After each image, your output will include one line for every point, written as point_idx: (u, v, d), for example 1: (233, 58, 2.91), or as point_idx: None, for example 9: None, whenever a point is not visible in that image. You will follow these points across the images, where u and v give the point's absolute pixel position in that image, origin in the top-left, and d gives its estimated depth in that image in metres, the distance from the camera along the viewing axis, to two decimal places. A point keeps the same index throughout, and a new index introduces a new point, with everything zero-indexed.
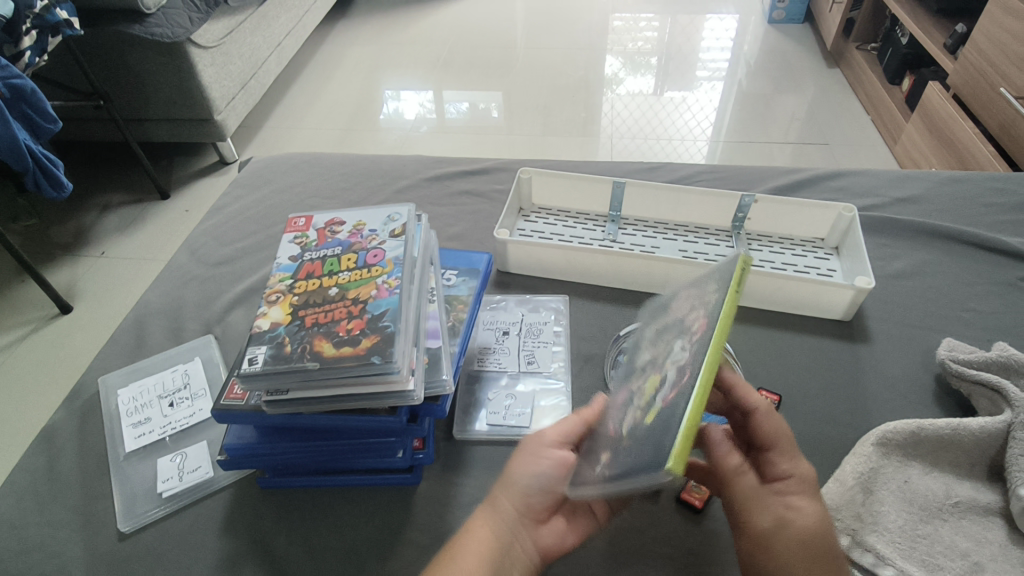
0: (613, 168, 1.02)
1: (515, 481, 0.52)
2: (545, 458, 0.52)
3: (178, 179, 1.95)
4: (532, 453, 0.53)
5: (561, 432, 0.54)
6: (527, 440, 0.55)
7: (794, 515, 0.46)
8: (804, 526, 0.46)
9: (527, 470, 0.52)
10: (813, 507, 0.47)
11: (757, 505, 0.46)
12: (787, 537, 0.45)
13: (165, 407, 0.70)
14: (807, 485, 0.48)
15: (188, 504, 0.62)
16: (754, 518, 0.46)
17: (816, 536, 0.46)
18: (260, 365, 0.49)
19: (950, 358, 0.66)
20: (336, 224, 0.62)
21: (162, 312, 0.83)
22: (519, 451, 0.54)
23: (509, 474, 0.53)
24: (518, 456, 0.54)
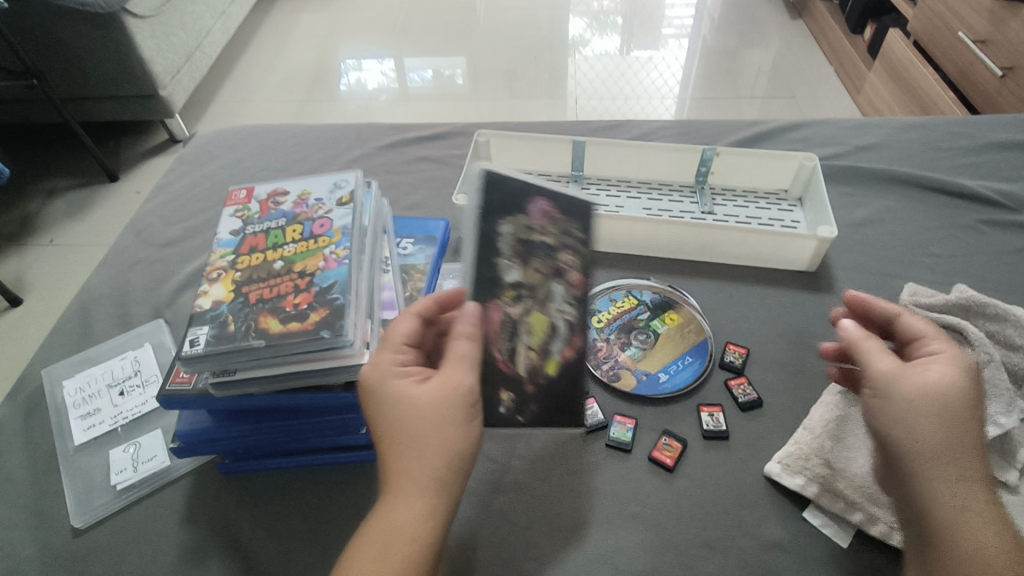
0: (574, 127, 0.99)
1: (435, 453, 0.45)
2: (461, 421, 0.46)
3: (127, 160, 1.86)
4: (440, 421, 0.45)
5: (449, 379, 0.47)
6: (405, 406, 0.46)
7: (952, 376, 0.49)
8: (960, 386, 0.48)
9: (449, 438, 0.45)
10: (949, 376, 0.49)
11: (905, 368, 0.50)
12: (947, 396, 0.48)
13: (115, 396, 0.67)
14: (954, 362, 0.50)
15: (144, 495, 0.59)
16: (901, 381, 0.49)
17: (966, 401, 0.47)
18: (203, 346, 0.46)
19: (912, 304, 0.66)
20: (279, 194, 0.58)
21: (107, 298, 0.78)
22: (399, 419, 0.45)
23: (404, 450, 0.45)
24: (407, 428, 0.45)
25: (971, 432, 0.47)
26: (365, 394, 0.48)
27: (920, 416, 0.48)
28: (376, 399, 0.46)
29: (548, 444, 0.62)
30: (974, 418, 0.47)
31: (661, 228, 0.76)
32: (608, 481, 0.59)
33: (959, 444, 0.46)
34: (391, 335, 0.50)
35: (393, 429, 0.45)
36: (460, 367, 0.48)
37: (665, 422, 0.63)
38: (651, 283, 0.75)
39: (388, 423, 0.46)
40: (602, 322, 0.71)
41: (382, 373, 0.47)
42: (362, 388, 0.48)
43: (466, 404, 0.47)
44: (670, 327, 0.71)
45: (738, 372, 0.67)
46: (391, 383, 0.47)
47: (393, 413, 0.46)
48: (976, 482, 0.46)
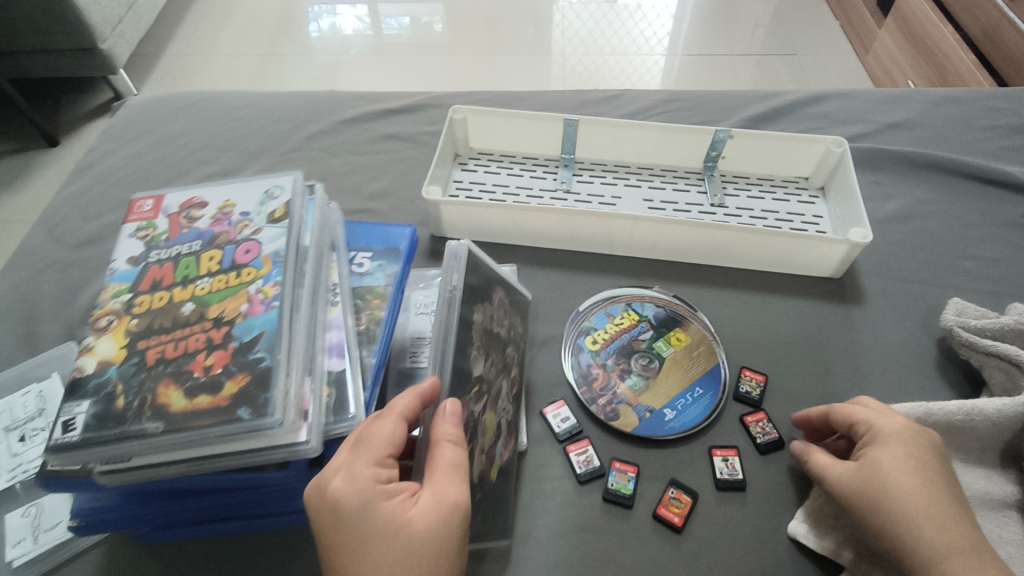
0: (565, 99, 0.86)
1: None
2: (454, 553, 0.37)
3: (67, 122, 1.68)
4: (430, 559, 0.36)
5: (440, 497, 0.37)
6: (389, 537, 0.36)
7: (894, 462, 0.45)
8: (901, 473, 0.45)
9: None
10: (893, 459, 0.45)
11: (844, 469, 0.47)
12: (889, 491, 0.44)
13: (15, 442, 0.55)
14: (898, 439, 0.47)
15: (45, 574, 0.49)
16: (845, 489, 0.46)
17: (918, 489, 0.44)
18: (79, 433, 0.35)
19: (959, 325, 0.57)
20: (195, 206, 0.46)
21: (11, 312, 0.66)
22: (377, 557, 0.36)
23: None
24: (386, 569, 0.35)
25: (933, 517, 0.43)
26: (329, 515, 0.37)
27: (875, 518, 0.45)
28: (346, 527, 0.36)
29: (534, 498, 0.53)
30: (927, 502, 0.43)
31: (666, 228, 0.65)
32: (603, 544, 0.50)
33: (923, 532, 0.42)
34: (366, 436, 0.39)
35: (367, 572, 0.35)
36: (454, 479, 0.38)
37: (671, 468, 0.54)
38: (654, 293, 0.65)
39: (361, 560, 0.36)
40: (598, 344, 0.61)
41: (359, 491, 0.37)
42: (323, 509, 0.37)
43: (461, 529, 0.37)
44: (676, 351, 0.60)
45: (756, 405, 0.57)
46: (373, 505, 0.36)
47: (370, 547, 0.36)
48: (965, 562, 0.41)
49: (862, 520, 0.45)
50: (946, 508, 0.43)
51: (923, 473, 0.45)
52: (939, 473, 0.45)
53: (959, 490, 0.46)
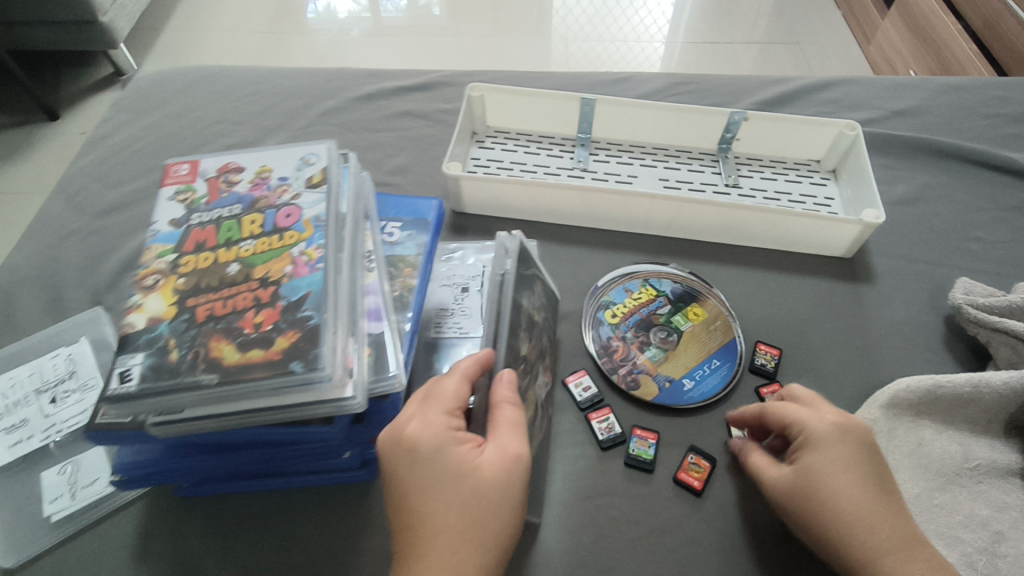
0: (580, 79, 0.87)
1: (486, 544, 0.38)
2: (517, 504, 0.40)
3: (67, 96, 1.66)
4: (495, 504, 0.39)
5: (505, 449, 0.40)
6: (460, 480, 0.38)
7: (824, 465, 0.45)
8: (830, 477, 0.44)
9: (499, 527, 0.39)
10: (817, 462, 0.45)
11: (777, 475, 0.47)
12: (819, 495, 0.44)
13: (46, 403, 0.57)
14: (826, 439, 0.46)
15: (84, 528, 0.51)
16: (779, 495, 0.46)
17: (849, 493, 0.44)
18: (136, 384, 0.36)
19: (968, 303, 0.59)
20: (232, 170, 0.46)
21: (35, 278, 0.66)
22: (447, 498, 0.38)
23: (445, 537, 0.37)
24: (455, 510, 0.38)
25: (863, 517, 0.43)
26: (404, 456, 0.39)
27: (809, 523, 0.45)
28: (419, 469, 0.39)
29: (559, 463, 0.54)
30: (856, 503, 0.43)
31: (684, 207, 0.66)
32: (626, 506, 0.52)
33: (853, 533, 0.43)
34: (434, 391, 0.42)
35: (440, 510, 0.38)
36: (517, 436, 0.41)
37: (690, 436, 0.56)
38: (671, 269, 0.66)
39: (432, 499, 0.38)
40: (617, 317, 0.63)
41: (432, 436, 0.39)
42: (398, 451, 0.40)
43: (523, 482, 0.40)
44: (693, 325, 0.62)
45: (771, 377, 0.59)
46: (445, 449, 0.39)
47: (442, 487, 0.38)
48: (897, 560, 0.41)
49: (798, 520, 0.46)
50: (876, 507, 0.43)
51: (853, 473, 0.44)
52: (872, 469, 0.45)
53: (893, 484, 0.45)
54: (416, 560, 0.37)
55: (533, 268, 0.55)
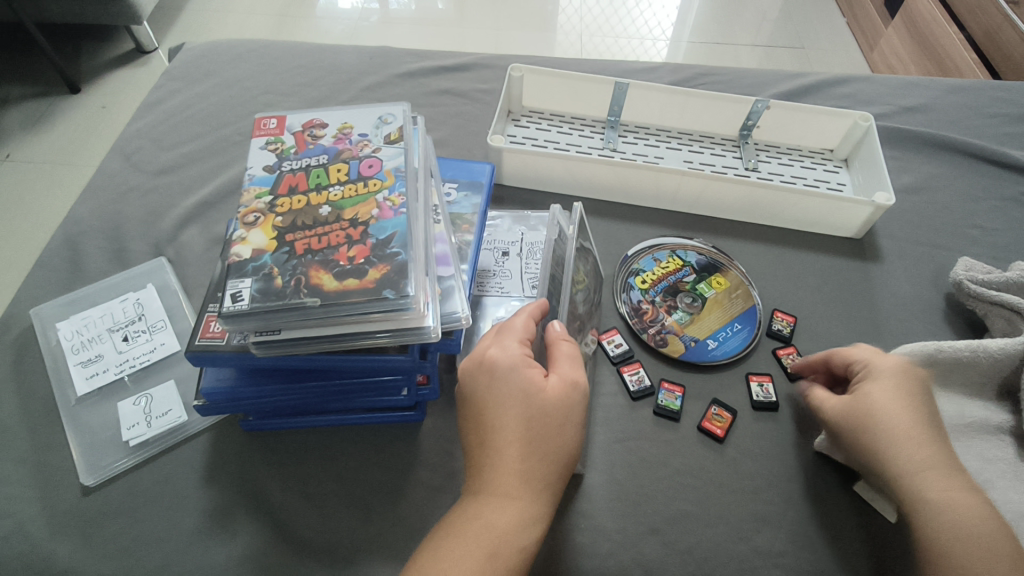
0: (609, 66, 0.92)
1: (550, 455, 0.44)
2: (576, 423, 0.46)
3: (88, 70, 1.68)
4: (559, 421, 0.45)
5: (566, 377, 0.47)
6: (530, 397, 0.44)
7: (881, 392, 0.52)
8: (886, 404, 0.51)
9: (561, 442, 0.45)
10: (888, 389, 0.52)
11: (835, 403, 0.54)
12: (869, 417, 0.51)
13: (119, 341, 0.61)
14: (888, 372, 0.53)
15: (159, 453, 0.55)
16: (835, 419, 0.53)
17: (893, 414, 0.50)
18: (247, 303, 0.41)
19: (968, 278, 0.65)
20: (316, 126, 0.51)
21: (99, 229, 0.70)
22: (518, 413, 0.44)
23: (515, 447, 0.43)
24: (525, 423, 0.44)
25: (910, 437, 0.49)
26: (482, 376, 0.46)
27: (860, 439, 0.51)
28: (496, 386, 0.45)
29: (594, 410, 0.59)
30: (905, 425, 0.49)
31: (711, 184, 0.72)
32: (655, 450, 0.57)
33: (896, 447, 0.49)
34: (507, 325, 0.48)
35: (516, 421, 0.44)
36: (575, 366, 0.48)
37: (713, 390, 0.61)
38: (696, 243, 0.71)
39: (505, 414, 0.44)
40: (646, 284, 0.68)
41: (509, 359, 0.46)
42: (478, 373, 0.46)
43: (581, 405, 0.47)
44: (716, 292, 0.67)
45: (787, 341, 0.65)
46: (518, 371, 0.45)
47: (518, 401, 0.44)
48: (931, 475, 0.47)
49: (850, 440, 0.52)
50: (925, 432, 0.49)
51: (905, 403, 0.51)
52: (927, 404, 0.51)
53: (943, 423, 0.51)
54: (491, 466, 0.43)
55: (586, 240, 0.62)
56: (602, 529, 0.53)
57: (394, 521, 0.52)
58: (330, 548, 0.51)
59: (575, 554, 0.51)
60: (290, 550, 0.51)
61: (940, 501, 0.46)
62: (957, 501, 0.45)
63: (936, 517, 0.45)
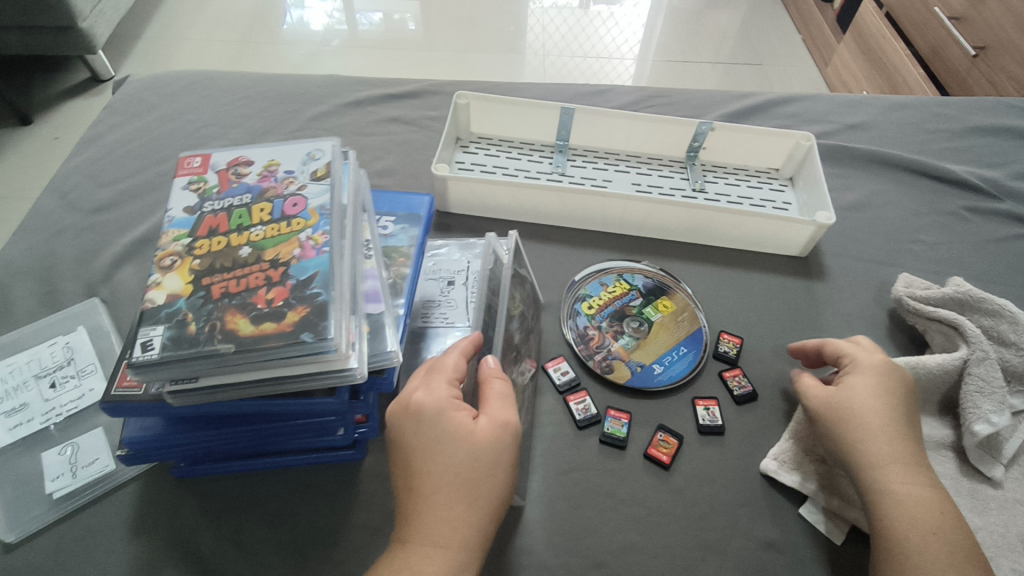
0: (557, 91, 0.92)
1: (479, 500, 0.43)
2: (508, 465, 0.45)
3: (41, 101, 1.65)
4: (490, 464, 0.44)
5: (497, 419, 0.46)
6: (456, 442, 0.44)
7: (865, 390, 0.53)
8: (866, 399, 0.52)
9: (492, 485, 0.44)
10: (867, 385, 0.53)
11: (820, 392, 0.55)
12: (851, 410, 0.52)
13: (45, 388, 0.58)
14: (870, 368, 0.55)
15: (84, 505, 0.53)
16: (817, 408, 0.55)
17: (870, 408, 0.52)
18: (158, 352, 0.39)
19: (907, 295, 0.66)
20: (242, 164, 0.50)
21: (29, 270, 0.68)
22: (445, 459, 0.43)
23: (443, 493, 0.43)
24: (452, 469, 0.43)
25: (884, 435, 0.50)
26: (409, 422, 0.45)
27: (837, 431, 0.52)
28: (422, 431, 0.44)
29: (539, 441, 0.59)
30: (882, 422, 0.51)
31: (655, 208, 0.72)
32: (601, 480, 0.56)
33: (871, 443, 0.50)
34: (437, 366, 0.48)
35: (441, 467, 0.43)
36: (505, 407, 0.47)
37: (659, 415, 0.61)
38: (643, 266, 0.72)
39: (432, 460, 0.44)
40: (592, 309, 0.68)
41: (435, 402, 0.45)
42: (405, 418, 0.45)
43: (515, 446, 0.46)
44: (663, 316, 0.67)
45: (733, 362, 0.65)
46: (444, 414, 0.45)
47: (444, 447, 0.44)
48: (898, 472, 0.49)
49: (826, 434, 0.53)
50: (901, 431, 0.51)
51: (887, 400, 0.52)
52: (906, 405, 0.53)
53: (917, 421, 0.53)
54: (419, 514, 0.43)
55: (523, 266, 0.62)
56: (546, 565, 0.51)
57: (330, 566, 0.50)
58: None
59: None
60: None
61: (906, 497, 0.47)
62: (918, 501, 0.47)
63: (900, 512, 0.47)
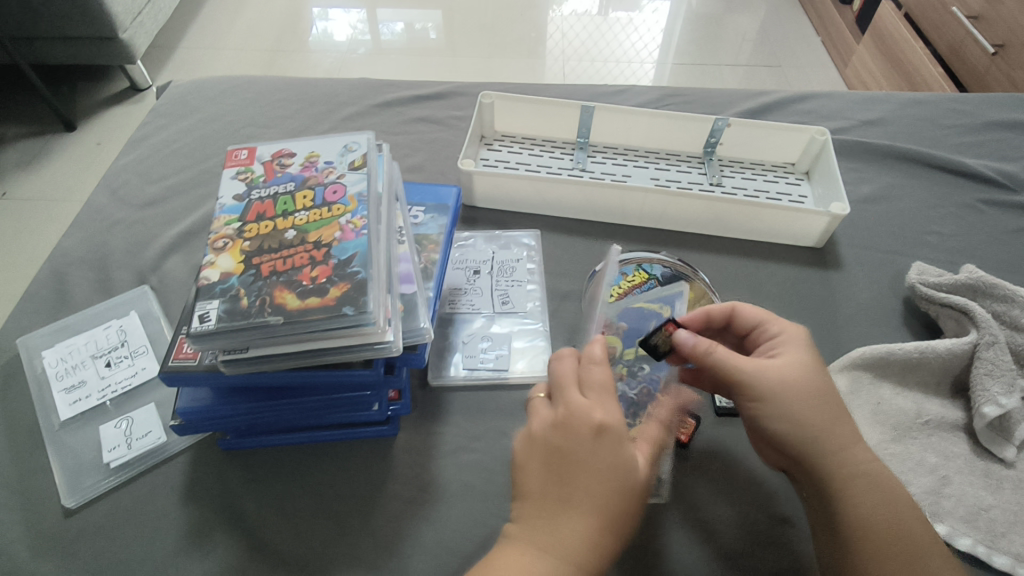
0: (577, 90, 0.95)
1: (623, 533, 0.44)
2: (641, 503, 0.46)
3: (84, 108, 1.73)
4: (640, 500, 0.45)
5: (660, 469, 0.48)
6: (632, 474, 0.44)
7: (803, 367, 0.52)
8: (804, 372, 0.52)
9: (632, 520, 0.45)
10: (802, 358, 0.53)
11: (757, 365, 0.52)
12: (794, 384, 0.51)
13: (101, 367, 0.63)
14: (798, 340, 0.55)
15: (138, 474, 0.57)
16: (763, 382, 0.52)
17: (813, 380, 0.52)
18: (214, 323, 0.43)
19: (920, 282, 0.68)
20: (285, 156, 0.54)
21: (85, 260, 0.73)
22: (613, 485, 0.44)
23: (599, 516, 0.43)
24: (615, 496, 0.44)
25: (829, 406, 0.51)
26: (586, 438, 0.45)
27: (792, 409, 0.50)
28: (601, 449, 0.45)
29: None
30: (824, 393, 0.51)
31: (674, 200, 0.74)
32: None
33: (832, 425, 0.50)
34: (601, 380, 0.48)
35: (609, 490, 0.43)
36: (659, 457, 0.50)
37: None
38: (662, 256, 0.73)
39: (603, 481, 0.44)
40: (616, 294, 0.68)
41: (619, 426, 0.46)
42: (580, 429, 0.45)
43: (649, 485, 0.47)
44: (684, 300, 0.69)
45: None
46: (628, 443, 0.45)
47: (617, 474, 0.44)
48: (848, 443, 0.50)
49: (782, 418, 0.51)
50: (842, 407, 0.52)
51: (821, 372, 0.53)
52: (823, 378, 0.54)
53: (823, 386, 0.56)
54: (560, 528, 0.42)
55: None
56: None
57: (367, 533, 0.54)
58: (304, 561, 0.52)
59: None
60: (264, 564, 0.52)
61: (877, 477, 0.49)
62: (872, 473, 0.49)
63: (857, 487, 0.48)
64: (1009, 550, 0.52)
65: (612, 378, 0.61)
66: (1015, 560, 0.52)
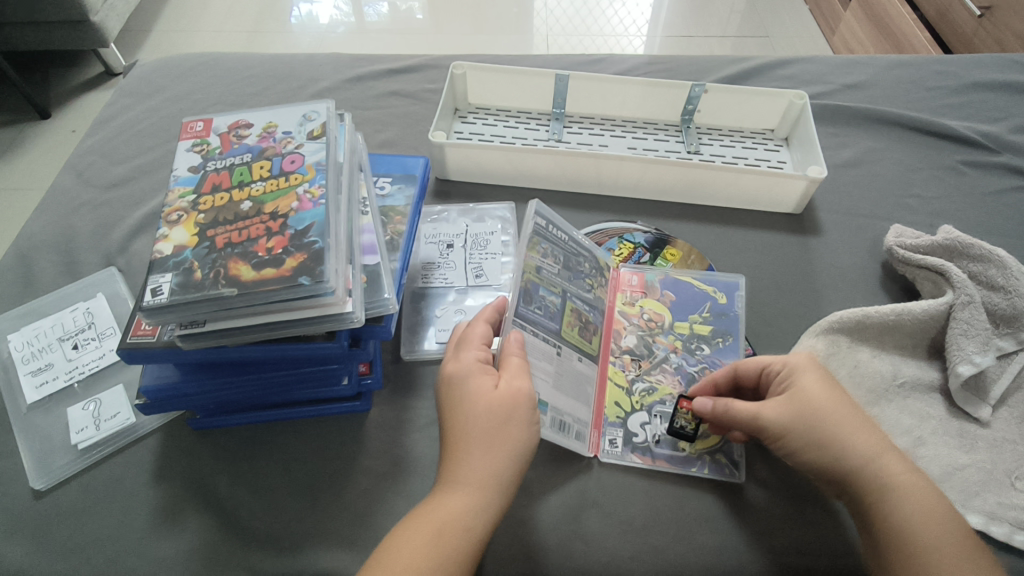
0: (554, 60, 0.93)
1: (498, 448, 0.46)
2: (526, 420, 0.48)
3: (59, 95, 1.69)
4: (509, 418, 0.47)
5: (510, 385, 0.48)
6: (478, 398, 0.47)
7: (820, 389, 0.50)
8: (821, 394, 0.50)
9: (510, 435, 0.47)
10: (818, 384, 0.51)
11: (775, 406, 0.51)
12: (817, 413, 0.49)
13: (69, 349, 0.62)
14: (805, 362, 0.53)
15: (107, 455, 0.56)
16: (784, 421, 0.50)
17: (833, 403, 0.50)
18: (167, 296, 0.42)
19: (898, 245, 0.67)
20: (242, 127, 0.53)
21: (50, 244, 0.71)
22: (470, 412, 0.47)
23: (469, 440, 0.46)
24: (476, 420, 0.47)
25: (853, 422, 0.49)
26: (445, 386, 0.50)
27: (822, 438, 0.49)
28: (455, 394, 0.48)
29: None
30: (846, 411, 0.49)
31: (650, 168, 0.73)
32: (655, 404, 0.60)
33: (856, 441, 0.48)
34: (467, 336, 0.52)
35: (465, 420, 0.47)
36: (521, 376, 0.49)
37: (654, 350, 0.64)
38: (639, 225, 0.74)
39: (465, 414, 0.47)
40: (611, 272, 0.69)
41: (466, 367, 0.49)
42: (442, 385, 0.50)
43: (532, 405, 0.48)
44: (673, 264, 0.71)
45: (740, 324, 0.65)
46: (473, 378, 0.49)
47: (465, 403, 0.48)
48: (885, 455, 0.47)
49: (807, 448, 0.49)
50: (865, 420, 0.49)
51: (835, 389, 0.51)
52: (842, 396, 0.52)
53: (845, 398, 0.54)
54: (451, 461, 0.46)
55: (542, 225, 0.62)
56: (543, 506, 0.53)
57: (339, 509, 0.53)
58: (276, 538, 0.52)
59: (518, 530, 0.52)
60: (236, 541, 0.52)
61: (909, 485, 0.46)
62: (911, 480, 0.46)
63: (903, 500, 0.46)
64: (983, 509, 0.52)
65: (661, 346, 0.63)
66: (990, 519, 0.52)
